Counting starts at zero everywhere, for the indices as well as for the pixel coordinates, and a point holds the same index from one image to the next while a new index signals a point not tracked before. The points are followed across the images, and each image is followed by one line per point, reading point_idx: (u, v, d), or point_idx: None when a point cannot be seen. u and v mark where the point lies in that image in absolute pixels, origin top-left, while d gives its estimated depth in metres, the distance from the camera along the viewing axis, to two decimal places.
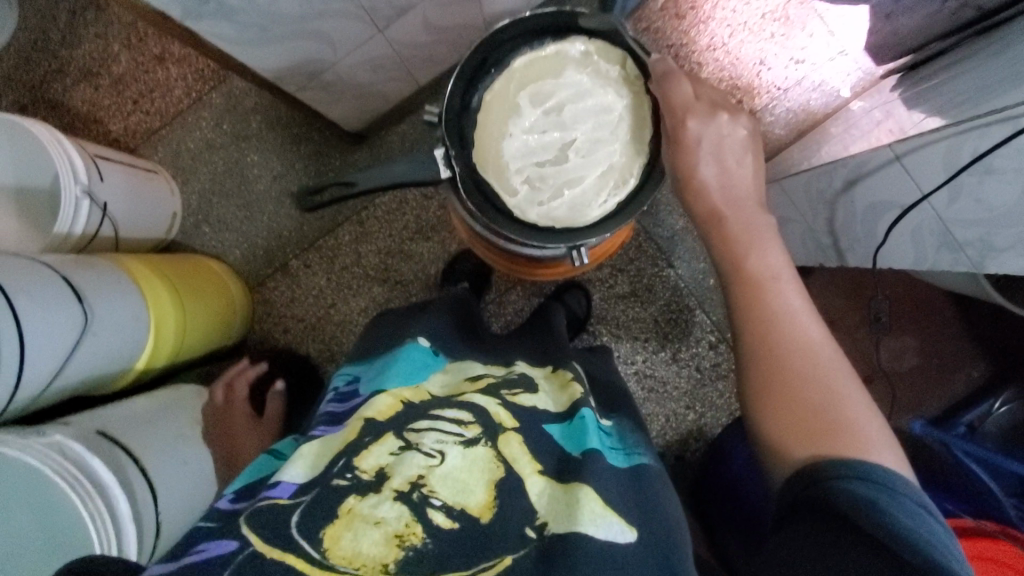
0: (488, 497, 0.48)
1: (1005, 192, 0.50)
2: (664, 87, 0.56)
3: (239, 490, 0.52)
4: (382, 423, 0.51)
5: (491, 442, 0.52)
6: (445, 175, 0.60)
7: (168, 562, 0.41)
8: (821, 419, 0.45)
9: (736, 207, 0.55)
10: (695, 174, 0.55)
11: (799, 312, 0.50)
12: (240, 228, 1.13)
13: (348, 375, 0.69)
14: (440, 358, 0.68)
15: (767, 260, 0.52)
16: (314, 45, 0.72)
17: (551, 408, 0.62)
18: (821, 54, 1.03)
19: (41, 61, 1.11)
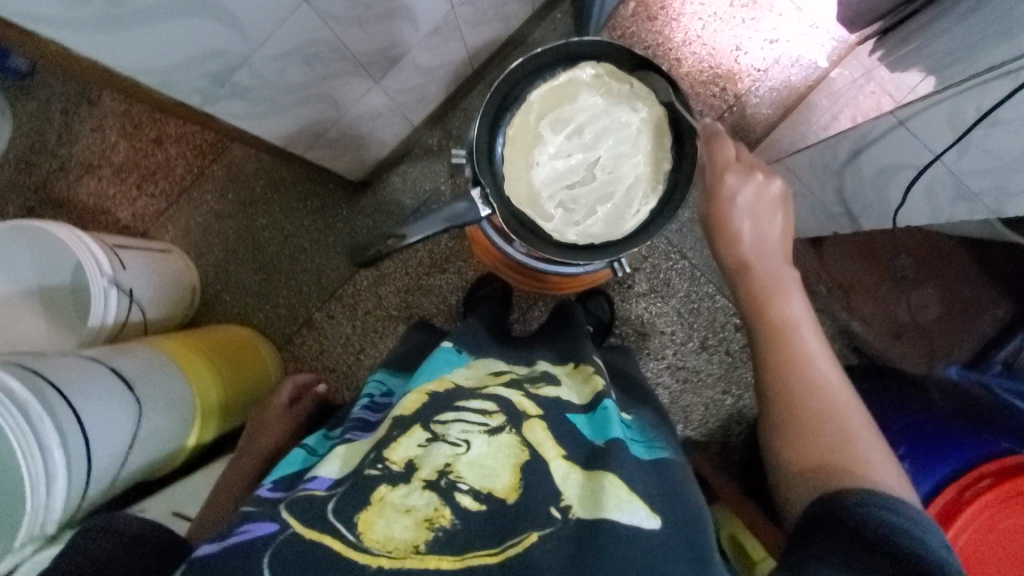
0: (514, 480, 0.48)
1: (1011, 142, 0.48)
2: (710, 144, 0.61)
3: (278, 480, 0.54)
4: (409, 418, 0.53)
5: (516, 430, 0.52)
6: (486, 214, 0.61)
7: (216, 541, 0.43)
8: (835, 457, 0.49)
9: (764, 257, 0.59)
10: (729, 225, 0.59)
11: (820, 355, 0.55)
12: (259, 293, 1.14)
13: (380, 385, 0.73)
14: (464, 353, 0.69)
15: (790, 307, 0.57)
16: (317, 105, 0.75)
17: (574, 400, 0.61)
18: (793, 30, 1.06)
19: (41, 162, 1.12)
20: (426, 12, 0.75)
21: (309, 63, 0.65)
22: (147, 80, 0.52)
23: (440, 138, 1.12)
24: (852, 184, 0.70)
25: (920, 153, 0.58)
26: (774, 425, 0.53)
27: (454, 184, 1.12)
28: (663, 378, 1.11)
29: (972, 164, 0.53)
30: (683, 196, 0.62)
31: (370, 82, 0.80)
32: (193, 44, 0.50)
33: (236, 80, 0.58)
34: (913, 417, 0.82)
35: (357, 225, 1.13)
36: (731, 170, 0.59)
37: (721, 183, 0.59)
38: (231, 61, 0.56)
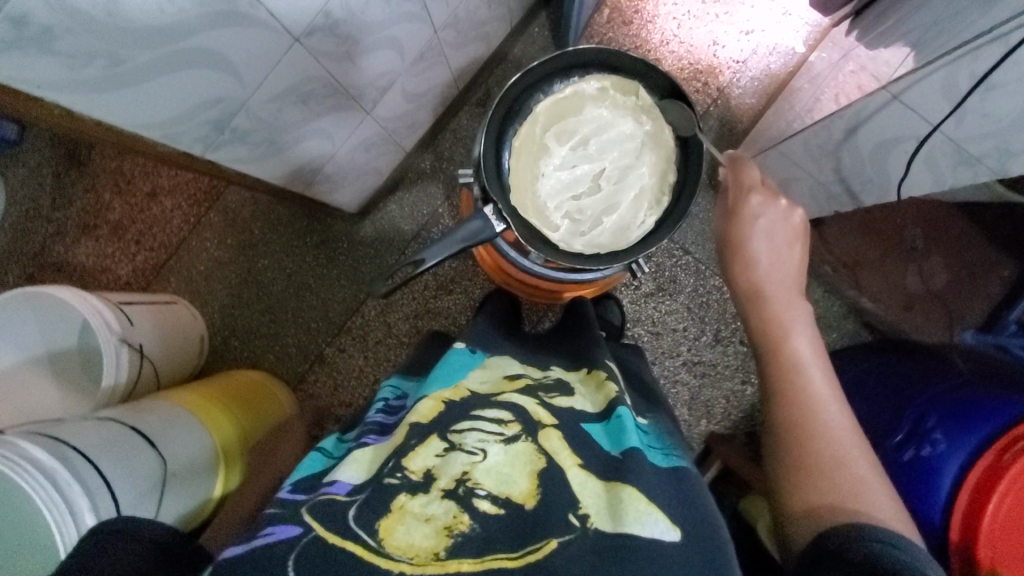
0: (531, 486, 0.45)
1: (1009, 103, 0.49)
2: (735, 171, 0.67)
3: (299, 482, 0.51)
4: (426, 426, 0.50)
5: (532, 437, 0.50)
6: (500, 229, 0.61)
7: (240, 546, 0.40)
8: (844, 494, 0.48)
9: (773, 291, 0.61)
10: (747, 245, 0.63)
11: (825, 389, 0.55)
12: (267, 334, 1.14)
13: (395, 389, 0.70)
14: (478, 352, 0.68)
15: (800, 339, 0.58)
16: (313, 141, 0.75)
17: (588, 409, 0.58)
18: (766, 20, 1.08)
19: (37, 229, 1.11)
20: (410, 40, 0.75)
21: (304, 102, 0.66)
22: (151, 135, 0.52)
23: (432, 161, 1.13)
24: (850, 161, 0.71)
25: (916, 124, 0.58)
26: (775, 452, 0.54)
27: (451, 206, 1.13)
28: (681, 374, 1.10)
29: (973, 128, 0.53)
30: (685, 207, 0.62)
31: (362, 114, 0.81)
32: (194, 94, 0.51)
33: (235, 124, 0.59)
34: (944, 386, 0.79)
35: (361, 258, 1.13)
36: (755, 191, 0.64)
37: (744, 202, 0.64)
38: (230, 106, 0.56)
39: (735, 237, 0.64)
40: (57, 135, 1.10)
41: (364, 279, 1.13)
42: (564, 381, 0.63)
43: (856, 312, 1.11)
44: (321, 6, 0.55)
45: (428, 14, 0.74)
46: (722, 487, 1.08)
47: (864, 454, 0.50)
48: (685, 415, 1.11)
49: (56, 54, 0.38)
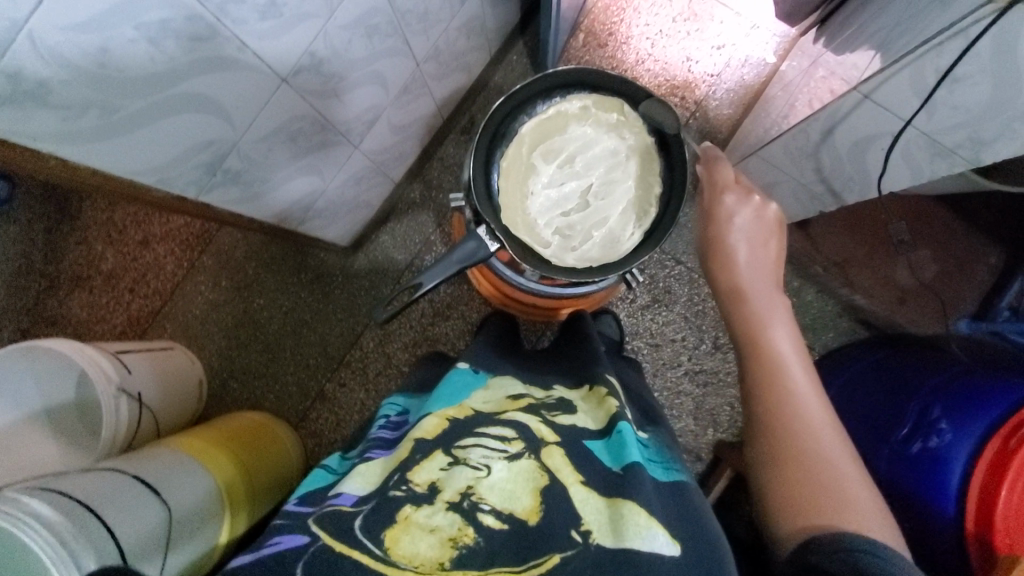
0: (534, 501, 0.45)
1: (975, 94, 0.50)
2: (710, 171, 0.70)
3: (304, 495, 0.51)
4: (430, 442, 0.50)
5: (535, 455, 0.49)
6: (494, 248, 0.61)
7: (249, 554, 0.40)
8: (823, 488, 0.48)
9: (754, 290, 0.62)
10: (726, 244, 0.65)
11: (806, 384, 0.55)
12: (264, 373, 1.13)
13: (396, 407, 0.69)
14: (482, 372, 0.69)
15: (781, 337, 0.59)
16: (304, 178, 0.77)
17: (590, 426, 0.57)
18: (736, 34, 1.11)
19: (30, 284, 1.11)
20: (393, 74, 0.78)
21: (293, 139, 0.68)
22: (146, 182, 0.53)
23: (421, 190, 1.14)
24: (830, 161, 0.73)
25: (889, 121, 0.60)
26: (758, 443, 0.53)
27: (443, 233, 1.14)
28: (685, 385, 1.10)
29: (943, 121, 0.55)
30: (674, 214, 0.62)
31: (351, 148, 0.82)
32: (186, 139, 0.52)
33: (227, 166, 0.60)
34: (945, 375, 0.78)
35: (356, 291, 1.14)
36: (733, 194, 0.67)
37: (723, 204, 0.67)
38: (221, 149, 0.57)
39: (715, 237, 0.66)
40: (47, 190, 1.10)
41: (360, 311, 1.13)
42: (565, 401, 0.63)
43: (851, 310, 1.04)
44: (305, 47, 0.57)
45: (409, 49, 0.77)
46: (735, 495, 1.07)
47: (845, 450, 0.50)
48: (691, 425, 1.10)
49: (50, 106, 0.39)
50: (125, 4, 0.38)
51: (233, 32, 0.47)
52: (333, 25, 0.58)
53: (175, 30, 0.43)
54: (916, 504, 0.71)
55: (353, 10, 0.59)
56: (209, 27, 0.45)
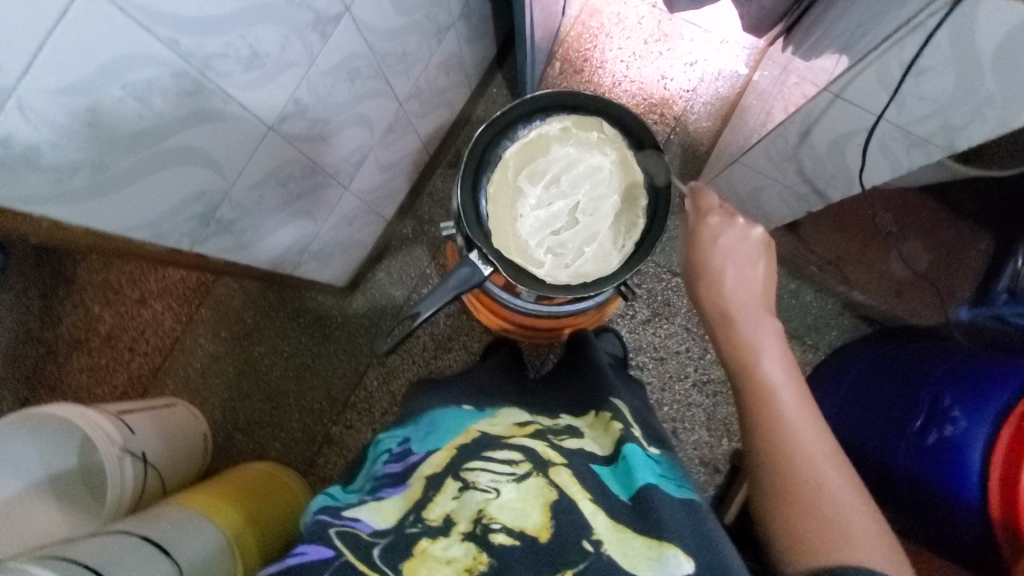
0: (545, 517, 0.44)
1: (940, 83, 0.52)
2: (695, 199, 0.71)
3: (320, 511, 0.51)
4: (442, 476, 0.50)
5: (543, 472, 0.48)
6: (488, 271, 0.63)
7: (275, 565, 0.42)
8: (826, 525, 0.45)
9: (742, 309, 0.63)
10: (713, 267, 0.66)
11: (796, 399, 0.54)
12: (270, 422, 1.12)
13: (398, 437, 0.66)
14: (488, 409, 0.67)
15: (770, 354, 0.58)
16: (298, 222, 0.78)
17: (597, 451, 0.55)
18: (707, 50, 1.15)
19: (29, 351, 1.11)
20: (378, 115, 0.80)
21: (283, 184, 0.69)
22: (140, 236, 0.54)
23: (414, 226, 1.16)
24: (811, 161, 0.74)
25: (862, 117, 0.61)
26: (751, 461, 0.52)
27: (438, 265, 1.14)
28: (694, 396, 1.09)
29: (914, 112, 0.57)
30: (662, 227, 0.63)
31: (341, 189, 0.84)
32: (178, 190, 0.53)
33: (219, 215, 0.61)
34: (950, 363, 0.78)
35: (356, 331, 1.14)
36: (716, 216, 0.68)
37: (706, 227, 0.68)
38: (213, 199, 0.58)
39: (701, 256, 0.66)
40: (43, 256, 1.11)
41: (361, 351, 1.13)
42: (573, 428, 0.61)
43: (851, 307, 1.07)
44: (289, 95, 0.58)
45: (392, 89, 0.79)
46: None
47: (838, 466, 0.49)
48: (705, 437, 1.09)
49: (41, 168, 0.40)
50: (111, 65, 0.39)
51: (218, 85, 0.49)
52: (315, 72, 0.60)
53: (160, 87, 0.44)
54: (942, 495, 0.69)
55: (333, 57, 0.61)
56: (195, 81, 0.46)
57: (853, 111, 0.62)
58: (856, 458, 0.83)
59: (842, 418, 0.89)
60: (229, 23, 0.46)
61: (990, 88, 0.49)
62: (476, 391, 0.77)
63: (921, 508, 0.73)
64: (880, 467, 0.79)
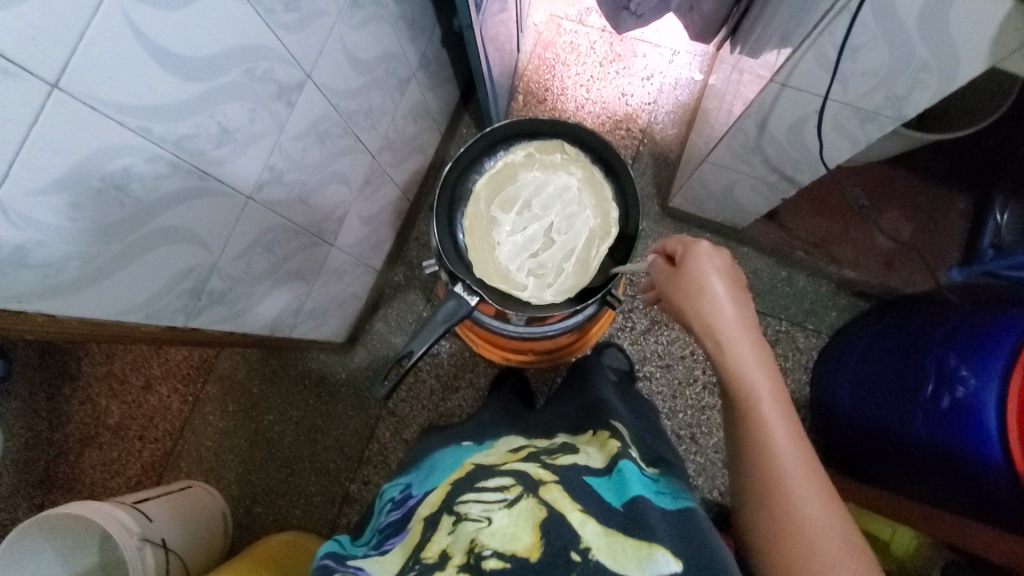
0: (534, 538, 0.45)
1: (876, 57, 0.54)
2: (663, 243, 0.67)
3: (328, 554, 0.53)
4: (439, 514, 0.51)
5: (532, 493, 0.49)
6: (475, 301, 0.64)
7: None
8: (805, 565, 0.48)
9: (737, 343, 0.59)
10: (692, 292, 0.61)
11: (792, 449, 0.54)
12: (288, 490, 1.11)
13: (400, 484, 0.66)
14: (485, 441, 0.68)
15: (767, 395, 0.56)
16: (288, 284, 0.79)
17: (593, 464, 0.56)
18: (660, 62, 1.19)
19: (39, 455, 1.10)
20: (353, 170, 0.82)
21: (268, 249, 0.71)
22: (134, 319, 0.55)
23: (404, 272, 1.17)
24: (774, 150, 0.76)
25: (811, 100, 0.63)
26: (752, 515, 0.53)
27: (434, 307, 1.16)
28: (706, 399, 1.08)
29: (858, 89, 0.59)
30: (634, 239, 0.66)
31: (327, 246, 0.86)
32: (165, 269, 0.55)
33: (210, 287, 0.63)
34: (949, 324, 0.78)
35: (362, 385, 1.14)
36: (704, 242, 0.61)
37: (694, 256, 0.61)
38: (202, 273, 0.60)
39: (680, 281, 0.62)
40: (45, 357, 1.12)
41: (369, 403, 1.13)
42: (568, 445, 0.61)
43: (845, 285, 1.09)
44: (263, 164, 0.61)
45: (363, 144, 0.81)
46: None
47: (836, 522, 0.49)
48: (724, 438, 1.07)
49: (30, 266, 0.42)
50: (88, 159, 0.41)
51: (193, 163, 0.51)
52: (285, 138, 0.62)
53: (138, 174, 0.46)
54: (965, 458, 0.68)
55: (301, 123, 0.64)
56: (170, 162, 0.49)
57: (801, 97, 0.64)
58: (881, 433, 0.83)
59: (859, 398, 0.89)
60: (197, 105, 0.48)
61: (922, 54, 0.52)
62: (483, 427, 0.76)
63: (948, 474, 0.72)
64: (902, 438, 0.79)
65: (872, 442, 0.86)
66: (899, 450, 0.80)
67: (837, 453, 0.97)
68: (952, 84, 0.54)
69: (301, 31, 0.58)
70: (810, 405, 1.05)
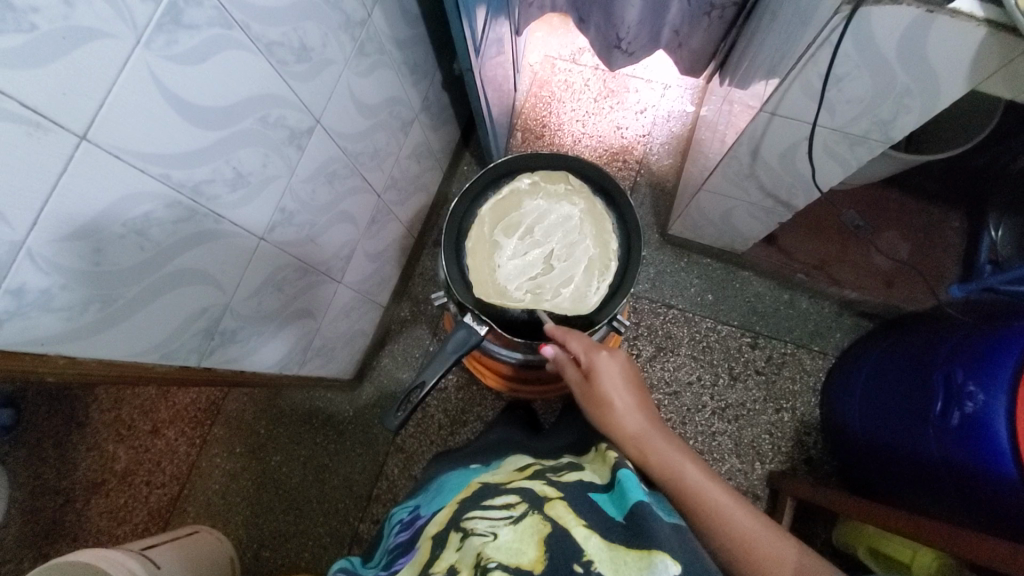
0: (539, 552, 0.45)
1: (861, 86, 0.57)
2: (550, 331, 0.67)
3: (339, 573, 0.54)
4: (446, 531, 0.51)
5: (537, 509, 0.49)
6: (484, 331, 0.67)
7: None
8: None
9: (652, 432, 0.62)
10: (603, 399, 0.65)
11: (737, 506, 0.56)
12: (295, 532, 1.08)
13: (408, 506, 0.66)
14: (492, 463, 0.68)
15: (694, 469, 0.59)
16: (297, 322, 0.81)
17: (596, 481, 0.57)
18: (653, 95, 1.24)
19: (45, 504, 1.09)
20: (360, 209, 0.85)
21: (279, 288, 0.72)
22: (149, 360, 0.56)
23: (410, 307, 1.19)
24: (768, 176, 0.79)
25: (800, 127, 0.66)
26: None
27: (441, 341, 1.17)
28: (716, 424, 1.08)
29: (845, 115, 0.62)
30: (633, 270, 0.68)
31: (334, 284, 0.87)
32: (181, 310, 0.56)
33: (222, 327, 0.64)
34: (952, 341, 0.78)
35: (369, 421, 1.13)
36: (603, 350, 0.65)
37: (597, 360, 0.65)
38: (215, 313, 0.62)
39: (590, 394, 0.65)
40: (53, 404, 1.12)
41: (377, 439, 1.12)
42: (573, 464, 0.62)
43: (848, 305, 1.10)
44: (274, 207, 0.63)
45: (368, 184, 0.84)
46: (806, 521, 1.04)
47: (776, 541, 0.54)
48: (737, 464, 1.06)
49: (53, 311, 0.43)
50: (114, 206, 0.43)
51: (209, 208, 0.53)
52: (295, 181, 0.65)
53: (157, 220, 0.48)
54: (979, 472, 0.68)
55: (311, 165, 0.66)
56: (187, 207, 0.51)
57: (791, 125, 0.66)
58: (896, 454, 0.83)
59: (870, 418, 0.89)
60: (214, 152, 0.51)
61: (904, 81, 0.54)
62: (490, 452, 0.76)
63: (965, 492, 0.71)
64: (916, 457, 0.78)
65: (886, 462, 0.86)
66: (916, 471, 0.79)
67: (853, 474, 0.96)
68: (936, 107, 0.57)
69: (311, 80, 0.61)
70: (822, 427, 1.04)
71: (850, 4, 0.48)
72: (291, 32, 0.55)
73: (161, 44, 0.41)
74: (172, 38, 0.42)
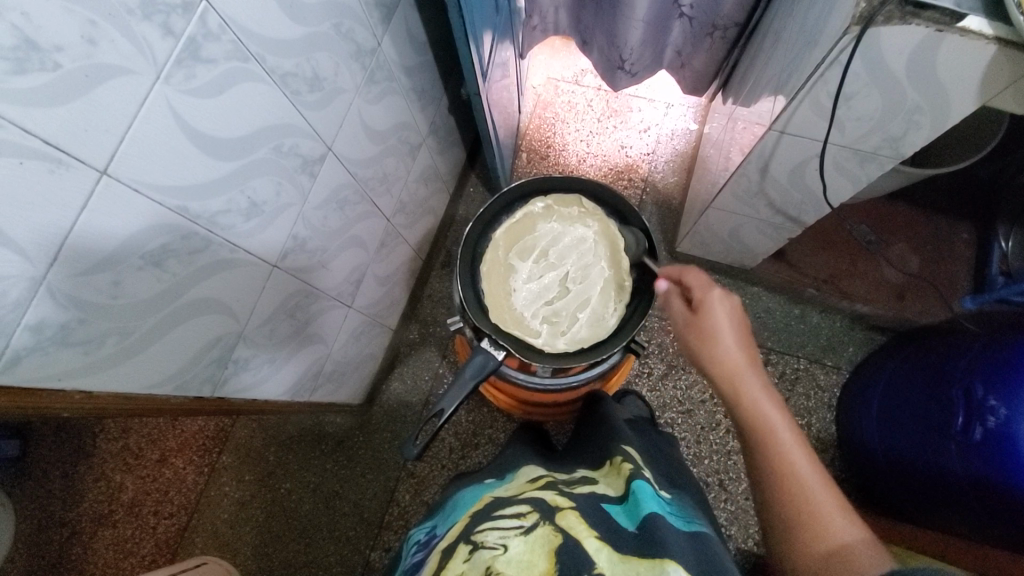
0: (550, 564, 0.43)
1: (871, 103, 0.57)
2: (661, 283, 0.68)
3: None
4: (457, 544, 0.50)
5: (548, 519, 0.48)
6: (502, 355, 0.65)
7: None
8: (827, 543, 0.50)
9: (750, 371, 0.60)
10: (707, 327, 0.62)
11: (810, 467, 0.54)
12: (306, 562, 1.06)
13: (425, 526, 0.65)
14: (506, 479, 0.67)
15: (781, 420, 0.58)
16: (308, 348, 0.80)
17: (609, 491, 0.56)
18: (656, 115, 1.25)
19: (51, 537, 1.07)
20: (370, 233, 0.85)
21: (291, 315, 0.72)
22: (163, 392, 0.56)
23: (419, 329, 1.19)
24: (778, 194, 0.79)
25: (811, 145, 0.66)
26: (781, 566, 0.52)
27: (450, 363, 1.16)
28: (731, 443, 1.06)
29: (855, 132, 0.62)
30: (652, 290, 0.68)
31: (343, 309, 0.87)
32: (195, 341, 0.56)
33: (235, 356, 0.64)
34: (970, 353, 0.77)
35: (380, 446, 1.12)
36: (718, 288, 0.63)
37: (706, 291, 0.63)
38: (229, 342, 0.62)
39: (692, 320, 0.64)
40: (61, 436, 1.11)
41: (387, 464, 1.11)
42: (585, 478, 0.61)
43: (859, 319, 1.10)
44: (288, 233, 0.63)
45: (378, 209, 0.85)
46: None
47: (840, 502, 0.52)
48: None
49: (70, 345, 0.42)
50: (133, 236, 0.43)
51: (224, 237, 0.53)
52: (308, 208, 0.65)
53: (174, 251, 0.48)
54: (1004, 488, 0.66)
55: (323, 192, 0.67)
56: (203, 238, 0.51)
57: (800, 142, 0.66)
58: (916, 471, 0.81)
59: (887, 432, 0.89)
60: (228, 182, 0.51)
61: (914, 98, 0.55)
62: (503, 470, 0.75)
63: (991, 507, 0.69)
64: (937, 474, 0.77)
65: (907, 479, 0.84)
66: (939, 488, 0.77)
67: (874, 493, 0.95)
68: (946, 123, 0.57)
69: (324, 109, 0.61)
70: (840, 444, 1.02)
71: (859, 25, 0.48)
72: (304, 63, 0.55)
73: (181, 78, 0.42)
74: (191, 73, 0.42)
